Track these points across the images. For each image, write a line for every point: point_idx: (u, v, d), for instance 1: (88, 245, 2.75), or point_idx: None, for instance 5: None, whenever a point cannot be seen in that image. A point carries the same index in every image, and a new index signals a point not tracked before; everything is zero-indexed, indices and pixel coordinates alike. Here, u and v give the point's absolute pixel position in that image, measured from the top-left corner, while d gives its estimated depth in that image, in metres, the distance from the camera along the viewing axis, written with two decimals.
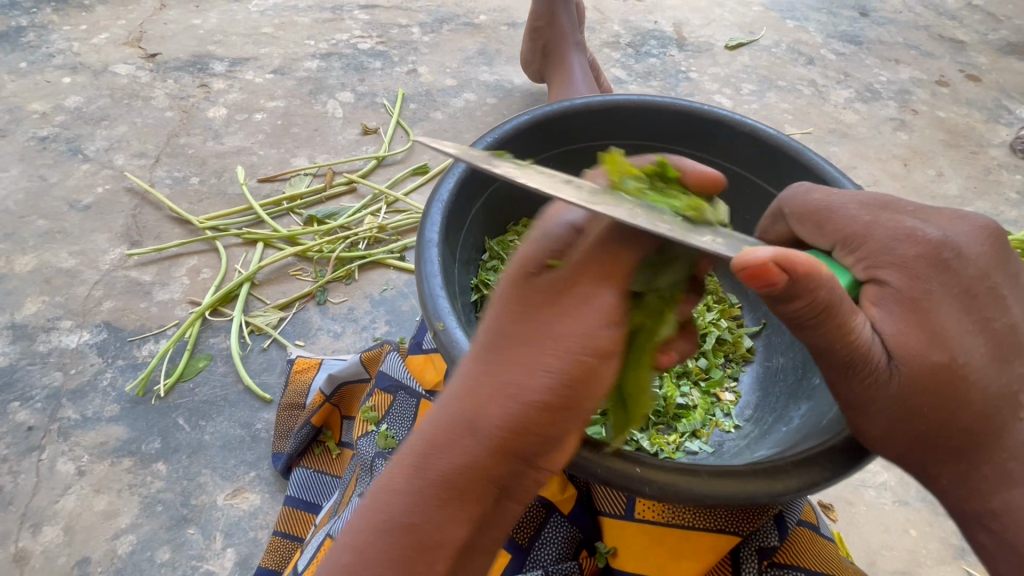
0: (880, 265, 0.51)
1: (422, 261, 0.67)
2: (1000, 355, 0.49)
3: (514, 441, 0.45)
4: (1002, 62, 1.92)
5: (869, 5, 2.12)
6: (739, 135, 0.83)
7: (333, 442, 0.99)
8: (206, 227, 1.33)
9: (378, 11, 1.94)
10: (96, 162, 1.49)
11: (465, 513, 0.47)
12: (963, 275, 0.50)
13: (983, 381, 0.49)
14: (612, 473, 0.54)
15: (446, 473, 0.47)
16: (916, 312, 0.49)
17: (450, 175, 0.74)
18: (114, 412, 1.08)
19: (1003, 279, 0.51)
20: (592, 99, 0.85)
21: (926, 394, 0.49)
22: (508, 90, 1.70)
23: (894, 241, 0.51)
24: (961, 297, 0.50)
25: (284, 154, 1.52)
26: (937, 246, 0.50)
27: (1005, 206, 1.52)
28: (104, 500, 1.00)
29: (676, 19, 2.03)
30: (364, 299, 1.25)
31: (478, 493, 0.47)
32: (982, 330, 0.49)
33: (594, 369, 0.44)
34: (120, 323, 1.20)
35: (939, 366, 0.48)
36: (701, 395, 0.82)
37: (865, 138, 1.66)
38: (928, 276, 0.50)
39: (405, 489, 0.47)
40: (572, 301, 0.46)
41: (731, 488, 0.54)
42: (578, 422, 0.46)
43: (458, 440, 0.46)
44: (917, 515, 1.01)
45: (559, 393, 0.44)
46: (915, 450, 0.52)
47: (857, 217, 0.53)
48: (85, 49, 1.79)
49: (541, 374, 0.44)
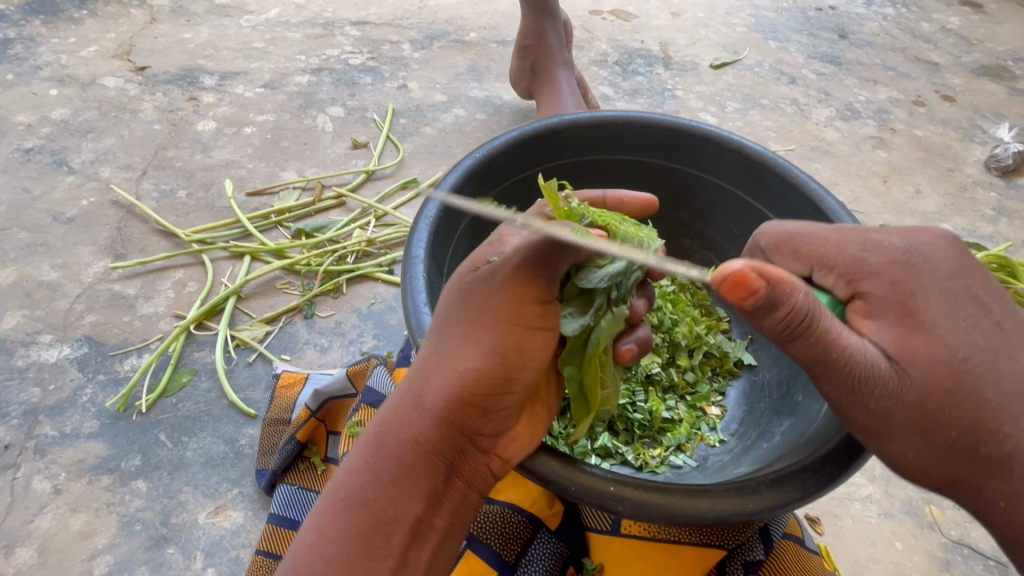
0: (858, 279, 0.57)
1: (408, 281, 0.68)
2: (998, 350, 0.54)
3: (454, 411, 0.53)
4: (976, 83, 1.99)
5: (847, 28, 2.20)
6: (725, 151, 0.85)
7: (319, 458, 0.97)
8: (192, 241, 1.32)
9: (369, 27, 1.96)
10: (81, 175, 1.48)
11: (418, 486, 0.54)
12: (938, 277, 0.56)
13: (993, 378, 0.53)
14: (586, 492, 0.55)
15: (398, 448, 0.54)
16: (905, 318, 0.54)
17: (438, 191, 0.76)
18: (94, 428, 1.06)
19: (976, 277, 0.57)
20: (580, 115, 0.87)
21: (942, 396, 0.52)
22: (498, 106, 1.73)
23: (864, 255, 0.58)
24: (945, 297, 0.55)
25: (273, 167, 1.52)
26: (905, 254, 0.57)
27: (981, 222, 1.57)
28: (81, 519, 0.97)
29: (662, 39, 2.08)
30: (351, 313, 1.24)
31: (427, 464, 0.54)
32: (973, 327, 0.54)
33: (520, 341, 0.53)
34: (102, 337, 1.18)
35: (942, 366, 0.52)
36: (687, 409, 0.82)
37: (846, 155, 1.71)
38: (906, 280, 0.56)
39: (365, 468, 0.55)
40: (505, 291, 0.54)
41: (705, 509, 0.54)
42: (511, 391, 0.54)
43: (409, 416, 0.54)
44: (903, 528, 1.02)
45: (490, 363, 0.52)
46: (958, 465, 0.53)
47: (827, 239, 0.60)
48: (73, 62, 1.78)
49: (473, 350, 0.53)
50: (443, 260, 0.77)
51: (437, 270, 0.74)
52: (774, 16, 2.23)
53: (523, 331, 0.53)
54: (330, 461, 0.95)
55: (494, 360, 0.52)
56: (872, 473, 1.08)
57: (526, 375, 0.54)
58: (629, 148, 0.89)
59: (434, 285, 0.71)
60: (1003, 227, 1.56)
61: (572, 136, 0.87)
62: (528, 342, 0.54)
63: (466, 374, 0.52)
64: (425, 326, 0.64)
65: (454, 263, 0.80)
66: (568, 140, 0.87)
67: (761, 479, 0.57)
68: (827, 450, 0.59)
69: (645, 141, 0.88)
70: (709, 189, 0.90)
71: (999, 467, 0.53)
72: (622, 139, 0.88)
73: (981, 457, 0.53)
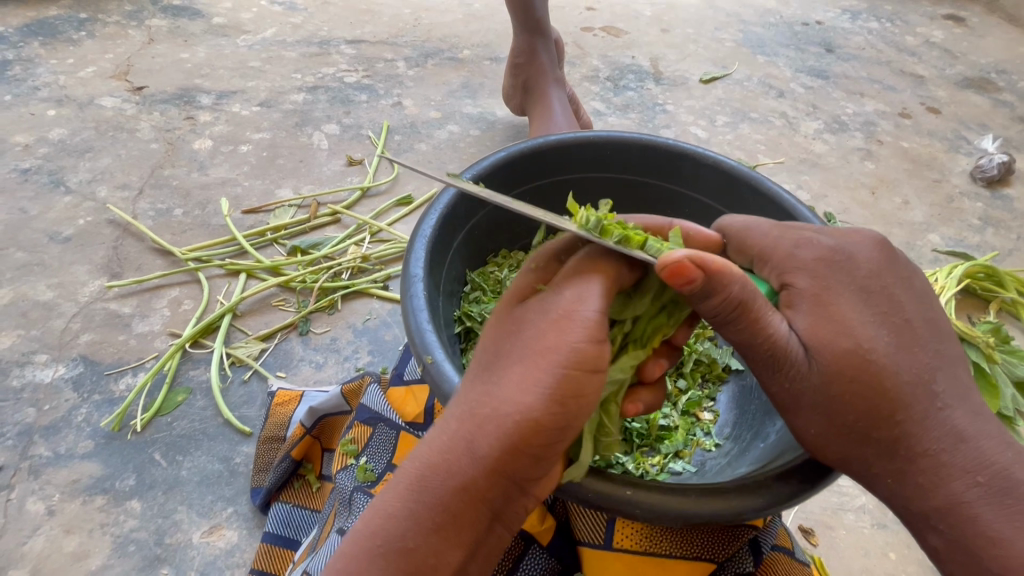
0: (789, 273, 0.61)
1: (408, 303, 0.68)
2: (903, 343, 0.57)
3: (506, 462, 0.50)
4: (959, 96, 2.03)
5: (833, 42, 2.24)
6: (706, 167, 0.87)
7: (314, 475, 0.98)
8: (189, 259, 1.33)
9: (364, 45, 2.00)
10: (78, 194, 1.49)
11: (460, 533, 0.52)
12: (858, 275, 0.60)
13: (893, 367, 0.56)
14: (604, 499, 0.56)
15: (443, 499, 0.51)
16: (822, 308, 0.58)
17: (432, 212, 0.77)
18: (88, 448, 1.06)
19: (895, 277, 0.60)
20: (566, 134, 0.89)
21: (850, 379, 0.55)
22: (491, 122, 1.75)
23: (795, 250, 0.62)
24: (861, 294, 0.59)
25: (269, 185, 1.54)
26: (831, 252, 0.61)
27: (968, 232, 1.59)
28: (75, 541, 0.97)
29: (653, 55, 2.12)
30: (346, 329, 1.25)
31: (472, 515, 0.52)
32: (882, 322, 0.57)
33: (577, 384, 0.50)
34: (98, 356, 1.18)
35: (849, 352, 0.56)
36: (680, 416, 0.83)
37: (834, 167, 1.73)
38: (829, 275, 0.60)
39: (403, 514, 0.52)
40: (563, 323, 0.52)
41: (721, 506, 0.56)
42: (565, 437, 0.51)
43: (456, 463, 0.51)
44: (896, 538, 1.03)
45: (549, 410, 0.49)
46: (856, 447, 0.56)
47: (767, 235, 0.64)
48: (71, 82, 1.81)
49: (532, 395, 0.49)
50: (439, 279, 0.78)
51: (434, 286, 0.75)
52: (762, 31, 2.28)
53: (581, 371, 0.50)
54: (325, 478, 0.97)
55: (552, 408, 0.49)
56: None
57: (582, 421, 0.51)
58: (613, 165, 0.91)
59: (433, 301, 0.72)
60: (990, 236, 1.58)
61: (557, 156, 0.89)
62: (585, 384, 0.50)
63: (525, 417, 0.49)
64: (431, 344, 0.64)
65: (449, 280, 0.82)
66: (552, 158, 0.89)
67: (769, 477, 0.59)
68: None
69: (629, 159, 0.90)
70: (690, 204, 0.92)
71: (889, 449, 0.56)
72: (604, 157, 0.90)
73: (874, 440, 0.56)
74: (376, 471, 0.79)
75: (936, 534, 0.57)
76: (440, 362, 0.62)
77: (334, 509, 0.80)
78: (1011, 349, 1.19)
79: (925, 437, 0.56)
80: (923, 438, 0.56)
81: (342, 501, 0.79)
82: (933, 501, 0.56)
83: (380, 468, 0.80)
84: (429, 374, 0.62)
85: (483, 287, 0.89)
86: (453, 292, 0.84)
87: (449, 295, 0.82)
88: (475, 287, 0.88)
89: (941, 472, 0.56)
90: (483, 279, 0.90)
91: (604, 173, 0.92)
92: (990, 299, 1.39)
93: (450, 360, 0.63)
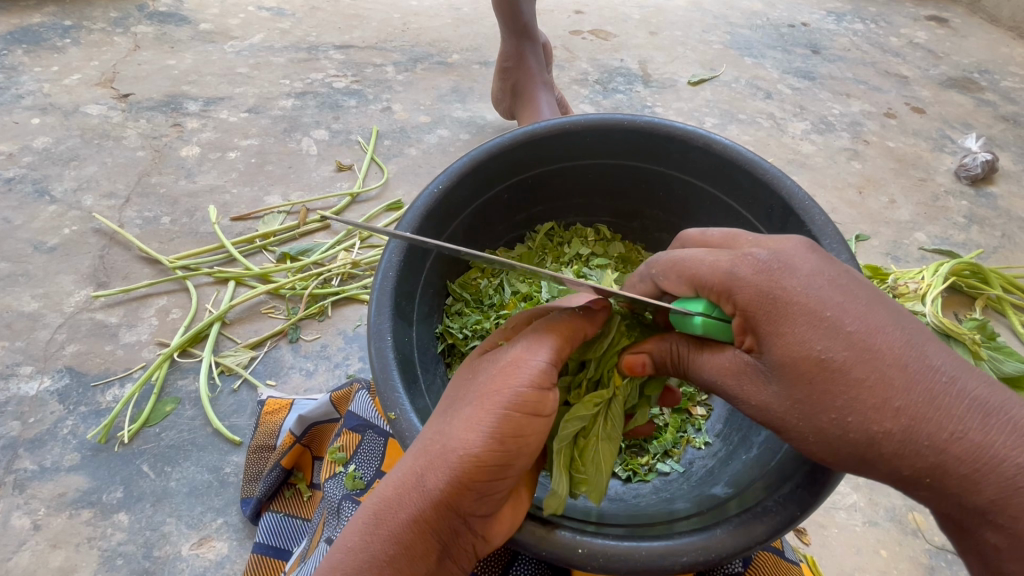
0: (730, 293, 0.51)
1: (375, 355, 0.66)
2: (865, 344, 0.45)
3: (454, 497, 0.50)
4: (944, 95, 2.05)
5: (820, 43, 2.27)
6: (693, 148, 0.85)
7: (304, 484, 0.98)
8: (176, 267, 1.31)
9: (353, 51, 2.00)
10: (64, 203, 1.48)
11: (412, 569, 0.50)
12: (800, 275, 0.49)
13: (862, 374, 0.45)
14: (556, 551, 0.55)
15: (395, 531, 0.50)
16: (773, 327, 0.48)
17: (391, 248, 0.74)
18: (75, 460, 1.05)
19: (838, 270, 0.50)
20: (537, 126, 0.86)
21: (823, 399, 0.46)
22: (481, 126, 1.75)
23: (733, 269, 0.51)
24: (812, 298, 0.47)
25: (259, 192, 1.53)
26: (767, 264, 0.50)
27: (954, 229, 1.61)
28: (61, 555, 0.96)
29: (641, 57, 2.13)
30: (336, 336, 1.24)
31: (423, 544, 0.50)
32: (834, 326, 0.46)
33: (519, 426, 0.51)
34: (84, 367, 1.17)
35: (810, 367, 0.47)
36: (672, 413, 0.84)
37: (822, 167, 1.75)
38: (773, 284, 0.49)
39: (360, 544, 0.50)
40: (509, 371, 0.54)
41: (667, 556, 0.54)
42: (510, 476, 0.52)
43: (409, 494, 0.50)
44: (887, 535, 1.03)
45: (489, 448, 0.50)
46: (864, 468, 0.47)
47: (702, 260, 0.54)
48: (56, 90, 1.79)
49: (478, 430, 0.50)
50: (411, 311, 0.76)
51: (405, 320, 0.74)
52: (749, 33, 2.30)
53: (524, 414, 0.52)
54: (315, 487, 0.96)
55: (494, 445, 0.50)
56: (856, 481, 1.09)
57: (525, 459, 0.53)
58: (595, 150, 0.90)
59: (404, 339, 0.71)
60: (975, 233, 1.61)
61: (530, 151, 0.87)
62: (526, 426, 0.52)
63: (472, 455, 0.50)
64: (396, 399, 0.63)
65: (425, 300, 0.81)
66: (531, 152, 0.88)
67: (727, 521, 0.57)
68: (790, 488, 0.58)
69: (610, 142, 0.89)
70: (679, 184, 0.91)
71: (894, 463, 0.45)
72: (585, 143, 0.89)
73: (874, 460, 0.46)
74: (365, 479, 0.79)
75: (996, 531, 0.44)
76: (405, 418, 0.61)
77: (323, 518, 0.80)
78: (998, 345, 1.21)
79: (931, 435, 0.43)
80: (932, 431, 0.43)
81: (330, 510, 0.78)
82: (985, 495, 0.43)
83: (370, 476, 0.80)
84: (393, 430, 0.61)
85: (465, 296, 0.90)
86: (433, 309, 0.84)
87: (427, 316, 0.82)
88: (457, 297, 0.89)
89: (970, 463, 0.43)
90: (465, 287, 0.91)
91: (586, 158, 0.92)
92: (975, 296, 1.41)
93: (415, 414, 0.62)
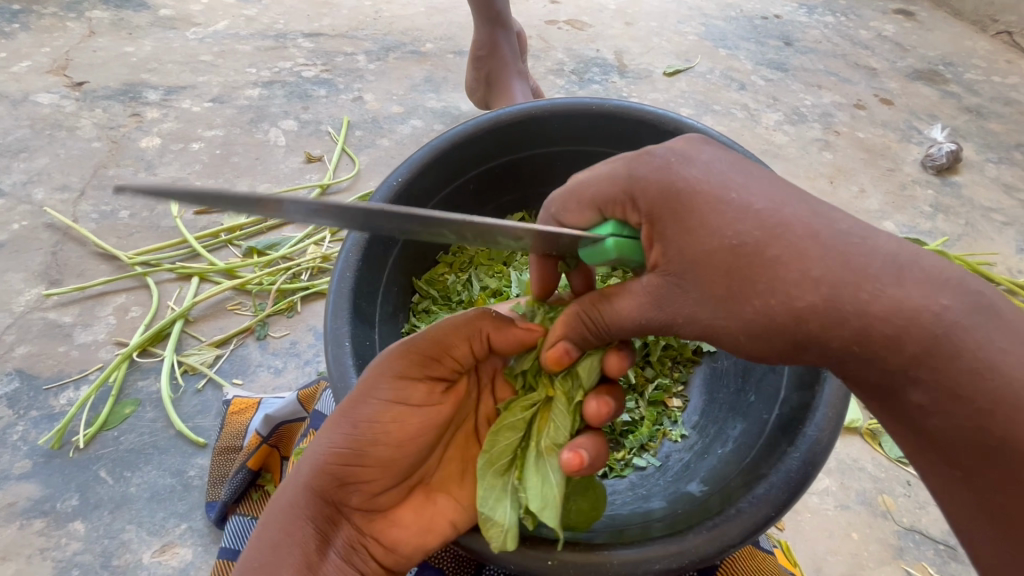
0: (636, 197, 0.50)
1: (332, 362, 0.64)
2: (765, 220, 0.45)
3: (319, 484, 0.57)
4: (911, 87, 2.09)
5: (792, 35, 2.29)
6: (664, 132, 0.83)
7: (273, 485, 0.94)
8: (135, 263, 1.25)
9: (323, 39, 1.93)
10: (13, 197, 1.40)
11: (291, 555, 0.55)
12: (693, 169, 0.49)
13: (768, 252, 0.44)
14: (526, 561, 0.55)
15: (280, 520, 0.57)
16: (678, 223, 0.48)
17: (348, 246, 0.71)
18: (26, 468, 1.00)
19: (730, 157, 0.50)
20: (501, 112, 0.85)
21: (737, 287, 0.45)
22: (455, 116, 1.72)
23: (635, 169, 0.51)
24: (708, 187, 0.48)
25: (223, 184, 1.47)
26: (666, 161, 0.50)
27: (921, 218, 1.65)
28: (11, 568, 0.91)
29: (617, 48, 2.12)
30: (306, 333, 1.20)
31: (302, 532, 0.56)
32: (735, 208, 0.46)
33: (371, 416, 0.57)
34: (35, 369, 1.11)
35: (716, 259, 0.46)
36: (648, 407, 0.83)
37: (794, 158, 1.77)
38: (671, 181, 0.49)
39: (261, 530, 0.58)
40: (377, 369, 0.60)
41: (637, 561, 0.54)
42: (370, 463, 0.57)
43: (290, 485, 0.59)
44: (858, 518, 1.05)
45: (340, 439, 0.56)
46: (791, 351, 0.45)
47: (604, 170, 0.53)
48: (4, 78, 1.69)
49: (334, 424, 0.57)
50: (373, 312, 0.74)
51: (366, 322, 0.71)
52: (723, 24, 2.31)
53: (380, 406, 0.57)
54: None
55: (347, 435, 0.56)
56: (828, 466, 1.11)
57: (385, 447, 0.57)
58: (562, 138, 0.89)
59: (365, 343, 0.69)
60: (940, 222, 1.64)
61: (494, 138, 0.85)
62: (380, 417, 0.57)
63: (328, 446, 0.57)
64: None
65: (388, 296, 0.79)
66: (496, 140, 0.86)
67: (700, 522, 0.57)
68: (769, 488, 0.57)
69: (577, 127, 0.87)
70: None
71: (816, 337, 0.44)
72: (550, 130, 0.88)
73: (800, 339, 0.44)
74: None
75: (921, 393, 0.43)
76: None
77: None
78: None
79: (850, 297, 0.42)
80: (847, 295, 0.42)
81: None
82: (908, 351, 0.41)
83: None
84: None
85: (433, 293, 0.88)
86: (397, 309, 0.81)
87: (392, 315, 0.79)
88: (425, 296, 0.87)
89: (885, 317, 0.41)
90: (432, 284, 0.89)
91: (553, 145, 0.90)
92: None
93: None
